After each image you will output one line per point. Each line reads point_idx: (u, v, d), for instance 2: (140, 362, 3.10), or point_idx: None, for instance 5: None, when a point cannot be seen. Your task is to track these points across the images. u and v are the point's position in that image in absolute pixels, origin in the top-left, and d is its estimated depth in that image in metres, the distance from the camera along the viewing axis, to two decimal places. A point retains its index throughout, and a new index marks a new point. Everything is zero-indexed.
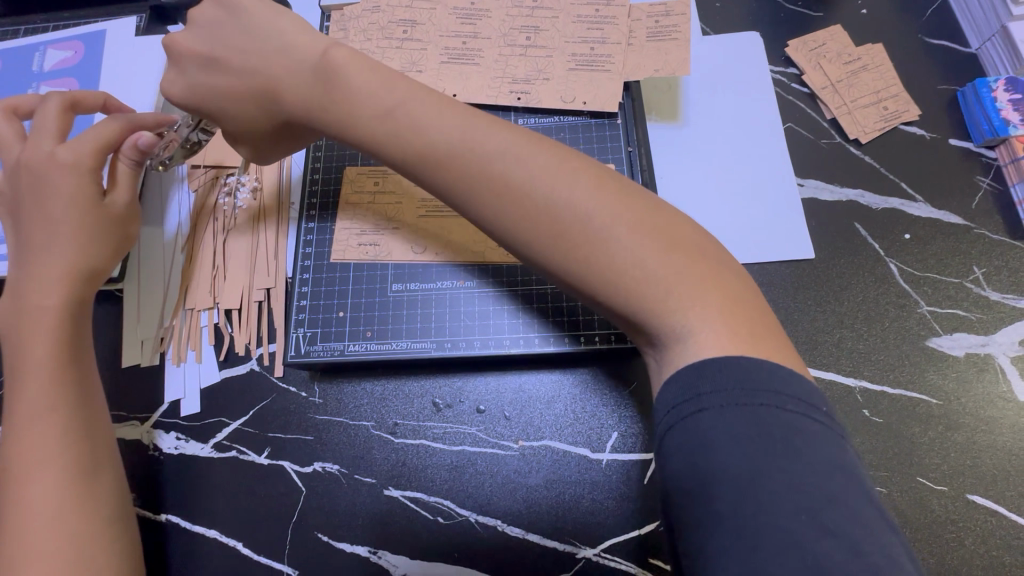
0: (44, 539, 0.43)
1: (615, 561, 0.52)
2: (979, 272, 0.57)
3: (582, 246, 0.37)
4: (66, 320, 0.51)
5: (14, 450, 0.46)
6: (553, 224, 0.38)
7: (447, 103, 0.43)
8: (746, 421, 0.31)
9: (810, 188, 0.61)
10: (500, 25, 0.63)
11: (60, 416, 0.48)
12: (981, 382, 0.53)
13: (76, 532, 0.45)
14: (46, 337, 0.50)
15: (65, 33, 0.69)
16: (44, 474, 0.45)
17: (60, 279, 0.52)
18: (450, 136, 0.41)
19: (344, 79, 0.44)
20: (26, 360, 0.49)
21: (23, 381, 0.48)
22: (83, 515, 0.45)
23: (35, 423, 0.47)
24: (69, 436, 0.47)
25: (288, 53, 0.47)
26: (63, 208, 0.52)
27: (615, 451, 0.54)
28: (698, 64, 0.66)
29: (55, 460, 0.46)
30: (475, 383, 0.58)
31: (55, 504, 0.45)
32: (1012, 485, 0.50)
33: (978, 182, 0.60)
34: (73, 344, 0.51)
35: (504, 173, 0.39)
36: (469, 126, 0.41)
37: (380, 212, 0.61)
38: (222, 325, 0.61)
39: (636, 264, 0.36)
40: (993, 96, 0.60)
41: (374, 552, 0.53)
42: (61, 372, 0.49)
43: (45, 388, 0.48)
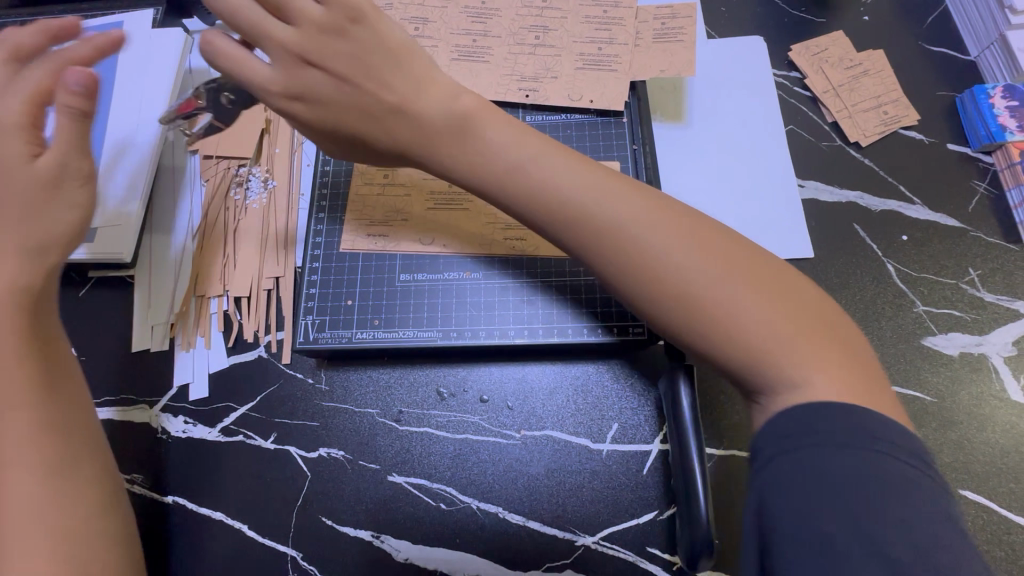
0: (25, 537, 0.38)
1: (613, 549, 0.53)
2: (975, 274, 0.58)
3: (702, 310, 0.37)
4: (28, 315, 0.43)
5: None
6: (666, 280, 0.38)
7: (559, 149, 0.43)
8: (846, 461, 0.32)
9: (810, 189, 0.63)
10: (510, 24, 0.64)
11: (27, 408, 0.41)
12: (974, 381, 0.54)
13: (67, 526, 0.40)
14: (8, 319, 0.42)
15: (83, 25, 0.71)
16: (18, 477, 0.39)
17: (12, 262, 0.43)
18: (579, 194, 0.41)
19: (479, 131, 0.43)
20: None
21: None
22: (74, 508, 0.40)
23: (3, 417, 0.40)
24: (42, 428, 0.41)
25: (420, 83, 0.43)
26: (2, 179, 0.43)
27: (616, 442, 0.56)
28: (702, 66, 0.68)
29: (35, 456, 0.40)
30: (480, 373, 0.59)
31: (36, 507, 0.39)
32: (1004, 482, 0.51)
33: (975, 186, 0.61)
34: (31, 326, 0.43)
35: (621, 226, 0.40)
36: (599, 184, 0.41)
37: (390, 203, 0.62)
38: (232, 312, 0.62)
39: (769, 339, 0.36)
40: (990, 102, 0.62)
41: (377, 537, 0.54)
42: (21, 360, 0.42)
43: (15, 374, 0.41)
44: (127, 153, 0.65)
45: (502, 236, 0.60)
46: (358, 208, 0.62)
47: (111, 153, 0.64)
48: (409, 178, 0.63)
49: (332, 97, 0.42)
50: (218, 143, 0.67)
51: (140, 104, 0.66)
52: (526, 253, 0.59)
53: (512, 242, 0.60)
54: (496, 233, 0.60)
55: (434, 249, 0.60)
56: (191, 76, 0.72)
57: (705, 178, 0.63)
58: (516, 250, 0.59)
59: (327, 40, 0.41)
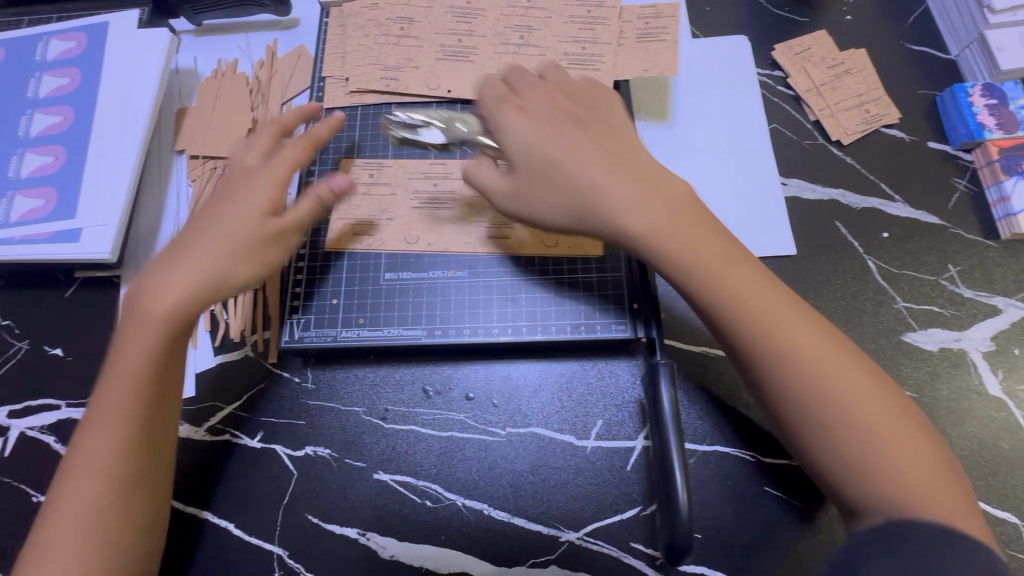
0: (78, 531, 0.45)
1: (597, 544, 0.53)
2: (954, 270, 0.59)
3: (830, 423, 0.40)
4: (168, 346, 0.49)
5: (83, 443, 0.47)
6: (792, 391, 0.41)
7: (694, 218, 0.45)
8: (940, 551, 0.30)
9: (793, 187, 0.63)
10: (495, 24, 0.64)
11: (130, 427, 0.47)
12: (953, 375, 0.55)
13: (112, 530, 0.46)
14: (143, 344, 0.48)
15: (69, 25, 0.71)
16: (92, 479, 0.46)
17: (177, 293, 0.49)
18: (753, 310, 0.42)
19: (612, 215, 0.45)
20: (117, 359, 0.48)
21: (112, 374, 0.48)
22: (124, 523, 0.46)
23: (105, 427, 0.47)
24: (129, 445, 0.47)
25: (593, 165, 0.46)
26: (235, 227, 0.51)
27: (600, 438, 0.56)
28: (686, 65, 0.68)
29: (107, 469, 0.46)
30: (466, 371, 0.59)
31: (97, 509, 0.45)
32: (982, 475, 0.52)
33: (955, 183, 0.62)
34: (162, 357, 0.49)
35: (796, 349, 0.41)
36: (769, 302, 0.43)
37: (374, 202, 0.62)
38: (218, 312, 0.62)
39: (882, 458, 0.39)
40: (970, 101, 0.62)
41: (363, 534, 0.55)
42: (137, 382, 0.48)
43: (126, 392, 0.47)
44: (112, 154, 0.64)
45: (487, 235, 0.60)
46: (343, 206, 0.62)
47: (97, 154, 0.64)
48: (394, 176, 0.63)
49: (524, 178, 0.47)
50: (205, 142, 0.67)
51: (126, 105, 0.66)
52: (509, 252, 0.59)
53: (497, 241, 0.60)
54: (481, 232, 0.60)
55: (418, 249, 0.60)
56: (178, 76, 0.72)
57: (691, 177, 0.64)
58: (500, 249, 0.60)
59: (570, 131, 0.48)
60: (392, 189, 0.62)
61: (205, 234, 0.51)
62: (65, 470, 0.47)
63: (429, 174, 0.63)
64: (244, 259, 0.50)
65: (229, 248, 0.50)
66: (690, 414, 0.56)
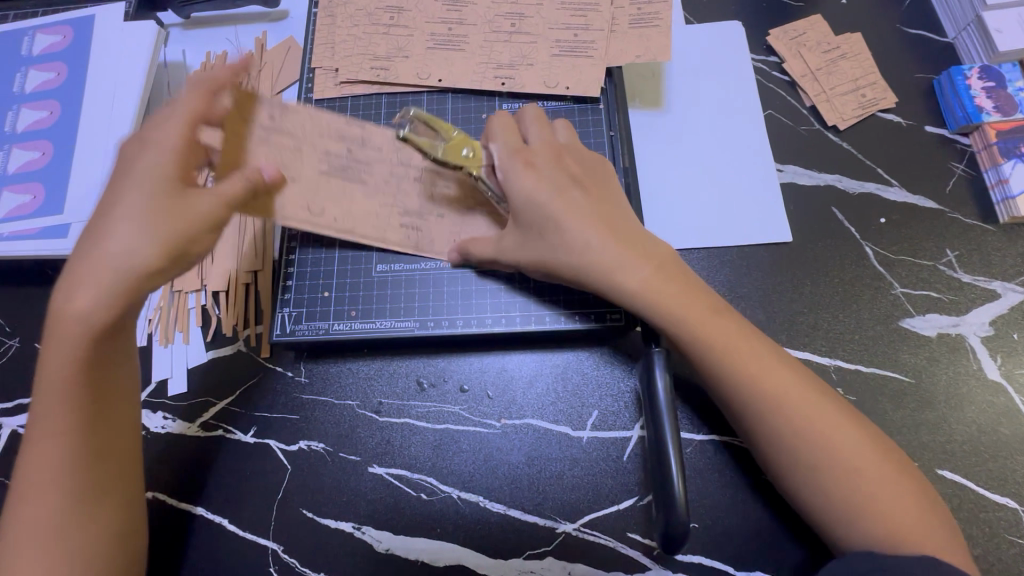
0: (33, 554, 0.43)
1: (594, 535, 0.53)
2: (952, 255, 0.58)
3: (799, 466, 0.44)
4: (92, 346, 0.44)
5: (26, 463, 0.44)
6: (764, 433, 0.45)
7: (677, 275, 0.48)
8: None
9: (789, 173, 0.63)
10: (486, 12, 0.63)
11: (68, 440, 0.44)
12: (951, 361, 0.55)
13: (69, 550, 0.44)
14: (69, 349, 0.43)
15: (55, 19, 0.70)
16: (43, 497, 0.44)
17: (96, 288, 0.42)
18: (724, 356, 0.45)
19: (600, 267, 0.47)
20: (49, 370, 0.44)
21: (42, 387, 0.44)
22: (83, 535, 0.44)
23: (45, 444, 0.44)
24: (73, 461, 0.44)
25: (584, 226, 0.48)
26: (144, 200, 0.43)
27: (596, 429, 0.55)
28: (680, 51, 0.68)
29: (58, 482, 0.44)
30: (460, 363, 0.58)
31: (52, 530, 0.44)
32: (981, 461, 0.51)
33: (952, 168, 0.61)
34: (97, 360, 0.44)
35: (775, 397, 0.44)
36: (742, 347, 0.45)
37: (274, 156, 0.50)
38: (210, 307, 0.62)
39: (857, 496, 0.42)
40: (967, 84, 0.62)
41: (358, 528, 0.54)
42: (72, 392, 0.44)
43: (61, 404, 0.44)
44: (98, 150, 0.64)
45: (399, 220, 0.54)
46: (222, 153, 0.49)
47: (83, 151, 0.64)
48: (301, 128, 0.51)
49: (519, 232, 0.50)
50: None
51: (112, 100, 0.65)
52: (419, 247, 0.54)
53: (408, 231, 0.54)
54: (394, 216, 0.54)
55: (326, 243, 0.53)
56: (166, 70, 0.71)
57: (685, 164, 0.63)
58: (410, 240, 0.54)
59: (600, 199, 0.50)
60: (297, 142, 0.51)
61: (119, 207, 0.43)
62: (12, 493, 0.45)
63: (345, 134, 0.52)
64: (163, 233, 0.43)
65: (153, 224, 0.43)
66: (687, 404, 0.56)
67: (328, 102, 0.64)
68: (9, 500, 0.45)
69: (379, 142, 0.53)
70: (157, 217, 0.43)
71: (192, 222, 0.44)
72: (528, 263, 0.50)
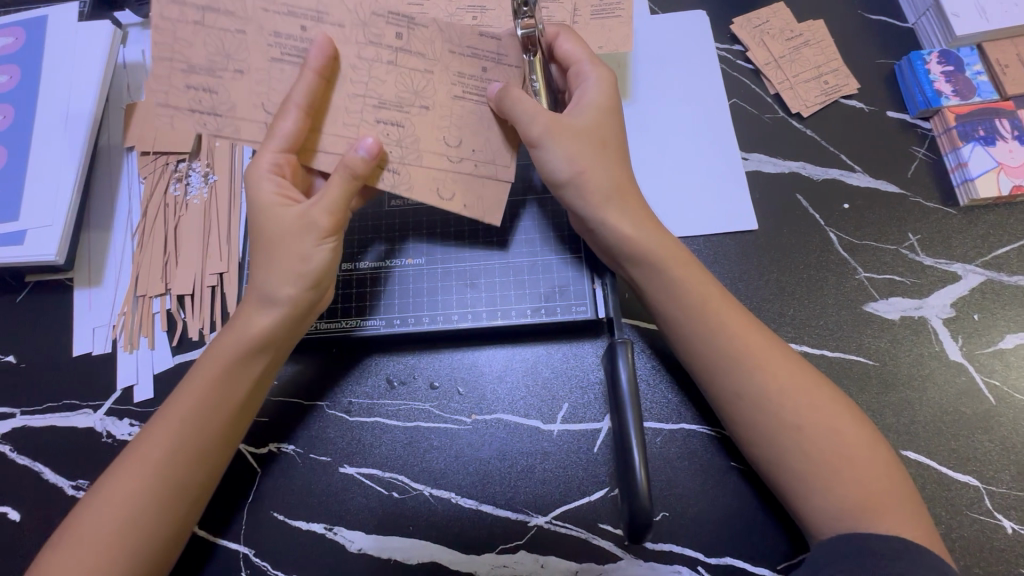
0: (110, 517, 0.47)
1: (566, 527, 0.53)
2: (914, 239, 0.59)
3: (771, 442, 0.46)
4: (248, 356, 0.51)
5: (149, 434, 0.49)
6: (740, 407, 0.47)
7: (665, 237, 0.52)
8: None
9: (754, 161, 0.63)
10: (446, 5, 0.62)
11: (201, 435, 0.49)
12: (915, 343, 0.55)
13: (135, 526, 0.47)
14: (232, 350, 0.51)
15: (6, 20, 0.68)
16: (141, 469, 0.48)
17: (276, 313, 0.51)
18: (701, 333, 0.49)
19: (603, 219, 0.51)
20: (211, 363, 0.51)
21: (198, 374, 0.51)
22: (148, 521, 0.47)
23: (176, 426, 0.49)
24: (192, 453, 0.49)
25: (614, 163, 0.52)
26: (296, 240, 0.51)
27: (566, 422, 0.56)
28: (644, 42, 0.67)
29: (161, 462, 0.48)
30: (429, 360, 0.58)
31: (131, 504, 0.47)
32: (945, 441, 0.52)
33: (914, 152, 0.62)
34: (253, 372, 0.51)
35: (748, 372, 0.47)
36: (720, 328, 0.49)
37: (216, 41, 0.47)
38: (175, 311, 0.61)
39: (824, 474, 0.44)
40: (926, 68, 0.62)
41: (330, 529, 0.54)
42: (222, 392, 0.50)
43: (202, 399, 0.50)
44: (55, 158, 0.62)
45: (375, 115, 0.50)
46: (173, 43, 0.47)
47: (40, 158, 0.62)
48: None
49: (569, 134, 0.51)
50: (155, 137, 0.65)
51: (67, 109, 0.64)
52: (398, 187, 0.51)
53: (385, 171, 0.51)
54: (368, 110, 0.50)
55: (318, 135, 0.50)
56: (124, 70, 0.69)
57: (650, 154, 0.63)
58: (391, 138, 0.50)
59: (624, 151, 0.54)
60: (240, 22, 0.47)
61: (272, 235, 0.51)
62: (126, 453, 0.49)
63: (293, 8, 0.47)
64: (296, 266, 0.51)
65: (307, 271, 0.51)
66: (655, 393, 0.56)
67: None
68: (120, 458, 0.49)
69: (337, 16, 0.48)
70: (275, 231, 0.51)
71: (305, 234, 0.51)
72: (553, 168, 0.51)
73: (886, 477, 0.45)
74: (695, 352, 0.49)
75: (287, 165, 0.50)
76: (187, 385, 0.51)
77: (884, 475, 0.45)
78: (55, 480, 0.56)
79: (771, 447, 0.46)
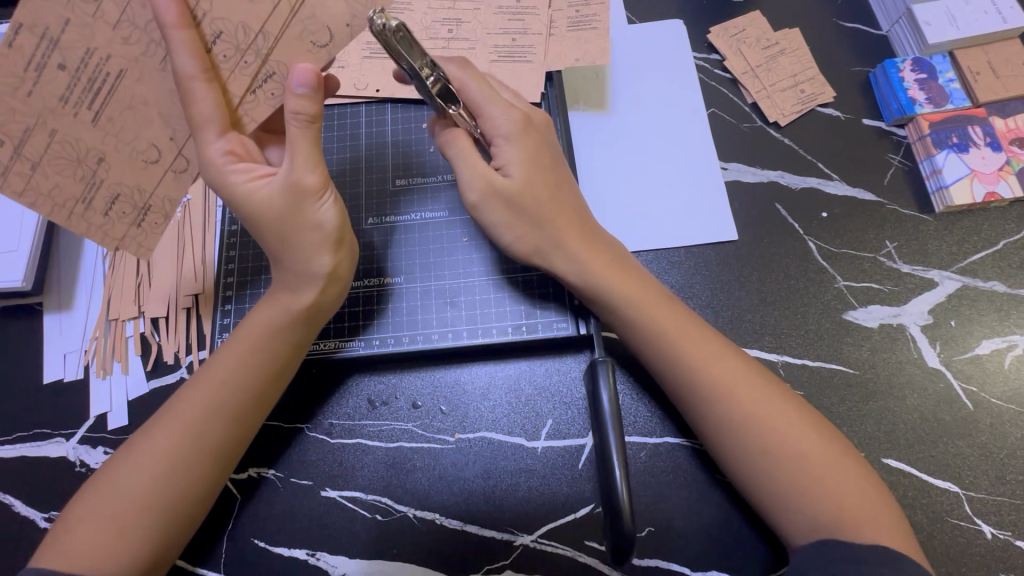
0: (140, 477, 0.46)
1: (553, 545, 0.52)
2: (892, 246, 0.59)
3: (752, 456, 0.46)
4: (292, 327, 0.51)
5: (187, 395, 0.49)
6: (722, 421, 0.47)
7: (629, 272, 0.52)
8: None
9: (733, 171, 0.63)
10: (422, 18, 0.61)
11: (240, 402, 0.49)
12: (894, 351, 0.56)
13: (166, 488, 0.46)
14: (272, 318, 0.51)
15: None
16: (174, 431, 0.47)
17: (309, 290, 0.50)
18: (681, 348, 0.49)
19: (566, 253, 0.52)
20: (250, 330, 0.51)
21: (236, 343, 0.50)
22: (179, 485, 0.46)
23: (213, 391, 0.48)
24: (227, 420, 0.48)
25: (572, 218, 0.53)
26: (295, 213, 0.47)
27: (551, 438, 0.55)
28: (620, 53, 0.67)
29: (194, 424, 0.47)
30: (411, 379, 0.57)
31: (161, 467, 0.46)
32: (924, 448, 0.53)
33: (890, 159, 0.63)
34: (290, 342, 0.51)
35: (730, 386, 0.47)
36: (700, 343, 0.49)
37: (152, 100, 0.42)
38: (149, 334, 0.59)
39: (806, 487, 0.45)
40: (900, 76, 0.63)
41: (312, 555, 0.53)
42: (261, 361, 0.50)
43: (243, 367, 0.50)
44: None
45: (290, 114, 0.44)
46: (70, 127, 0.44)
47: None
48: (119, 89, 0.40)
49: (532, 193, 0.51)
50: None
51: None
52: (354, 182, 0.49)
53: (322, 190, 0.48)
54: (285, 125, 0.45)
55: (219, 69, 0.44)
56: None
57: (630, 166, 0.63)
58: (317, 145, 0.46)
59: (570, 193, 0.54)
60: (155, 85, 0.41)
61: (268, 217, 0.47)
62: (161, 414, 0.48)
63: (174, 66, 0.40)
64: (310, 236, 0.48)
65: (328, 240, 0.49)
66: (638, 407, 0.56)
67: (339, 108, 0.63)
68: (154, 417, 0.49)
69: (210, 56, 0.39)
70: (272, 216, 0.47)
71: (302, 201, 0.47)
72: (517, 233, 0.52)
73: (865, 486, 0.45)
74: (677, 368, 0.49)
75: (237, 144, 0.45)
76: (225, 350, 0.50)
77: (864, 487, 0.45)
78: (26, 513, 0.55)
79: (753, 460, 0.46)
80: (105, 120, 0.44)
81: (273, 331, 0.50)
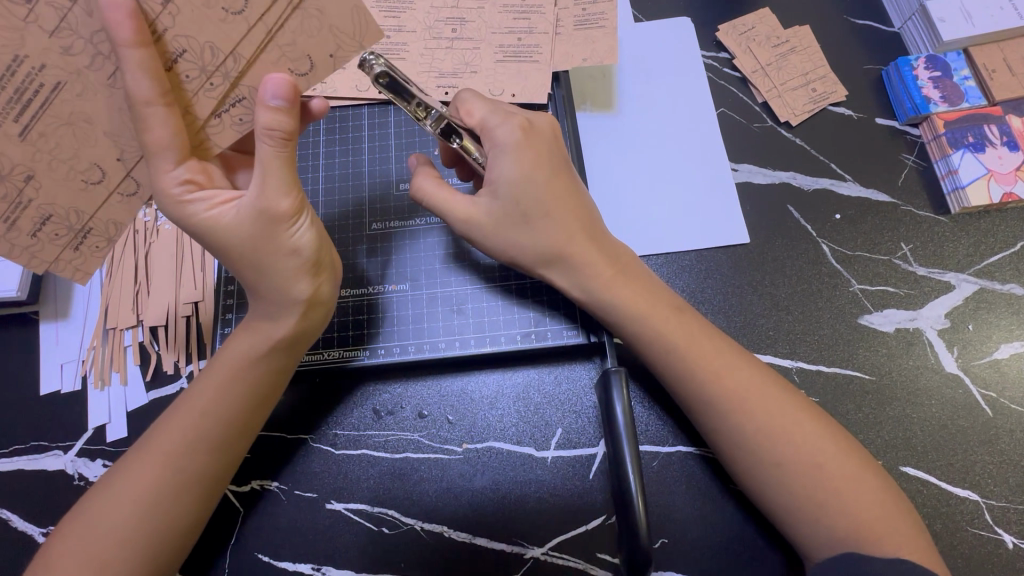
0: (126, 502, 0.45)
1: (564, 558, 0.51)
2: (907, 248, 0.58)
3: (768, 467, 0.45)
4: (274, 352, 0.49)
5: (172, 417, 0.48)
6: (737, 432, 0.46)
7: (639, 281, 0.51)
8: None
9: (744, 172, 0.62)
10: (425, 17, 0.59)
11: (227, 426, 0.48)
12: (910, 356, 0.54)
13: (150, 514, 0.45)
14: (256, 342, 0.49)
15: None
16: (157, 456, 0.46)
17: (290, 317, 0.49)
18: (693, 357, 0.48)
19: (574, 264, 0.50)
20: (238, 352, 0.49)
21: (220, 367, 0.49)
22: (164, 511, 0.45)
23: (197, 415, 0.47)
24: (210, 445, 0.47)
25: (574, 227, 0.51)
26: (267, 238, 0.45)
27: (560, 448, 0.54)
28: (626, 52, 0.66)
29: (177, 449, 0.46)
30: (416, 388, 0.56)
31: (146, 492, 0.45)
32: (943, 456, 0.52)
33: (904, 159, 0.61)
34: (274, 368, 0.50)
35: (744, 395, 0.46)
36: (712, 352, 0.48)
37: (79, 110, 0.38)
38: (148, 343, 0.58)
39: (823, 499, 0.44)
40: (914, 74, 0.61)
41: (318, 569, 0.52)
42: (248, 383, 0.49)
43: (228, 390, 0.48)
44: None
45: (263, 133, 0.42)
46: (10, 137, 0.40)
47: None
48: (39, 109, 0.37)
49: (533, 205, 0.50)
50: None
51: None
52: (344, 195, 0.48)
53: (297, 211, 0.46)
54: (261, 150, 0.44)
55: (183, 89, 0.41)
56: None
57: (638, 169, 0.62)
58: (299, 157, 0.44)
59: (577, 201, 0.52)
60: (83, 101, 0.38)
61: (238, 244, 0.45)
62: (144, 439, 0.47)
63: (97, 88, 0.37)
64: (282, 261, 0.46)
65: (305, 265, 0.47)
66: (650, 416, 0.55)
67: (340, 110, 0.62)
68: (138, 442, 0.48)
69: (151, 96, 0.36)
70: (242, 244, 0.45)
71: (275, 226, 0.45)
72: (518, 246, 0.51)
73: (884, 498, 0.44)
74: (691, 376, 0.48)
75: (196, 172, 0.43)
76: (208, 374, 0.49)
77: (884, 500, 0.44)
78: (24, 528, 0.53)
79: (768, 471, 0.45)
80: (70, 124, 0.41)
81: (252, 359, 0.49)
